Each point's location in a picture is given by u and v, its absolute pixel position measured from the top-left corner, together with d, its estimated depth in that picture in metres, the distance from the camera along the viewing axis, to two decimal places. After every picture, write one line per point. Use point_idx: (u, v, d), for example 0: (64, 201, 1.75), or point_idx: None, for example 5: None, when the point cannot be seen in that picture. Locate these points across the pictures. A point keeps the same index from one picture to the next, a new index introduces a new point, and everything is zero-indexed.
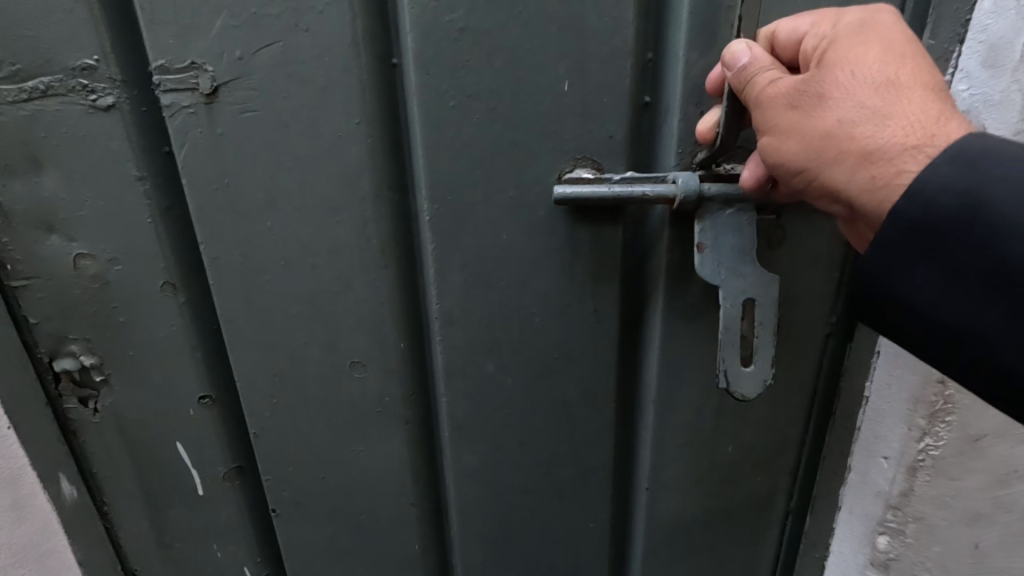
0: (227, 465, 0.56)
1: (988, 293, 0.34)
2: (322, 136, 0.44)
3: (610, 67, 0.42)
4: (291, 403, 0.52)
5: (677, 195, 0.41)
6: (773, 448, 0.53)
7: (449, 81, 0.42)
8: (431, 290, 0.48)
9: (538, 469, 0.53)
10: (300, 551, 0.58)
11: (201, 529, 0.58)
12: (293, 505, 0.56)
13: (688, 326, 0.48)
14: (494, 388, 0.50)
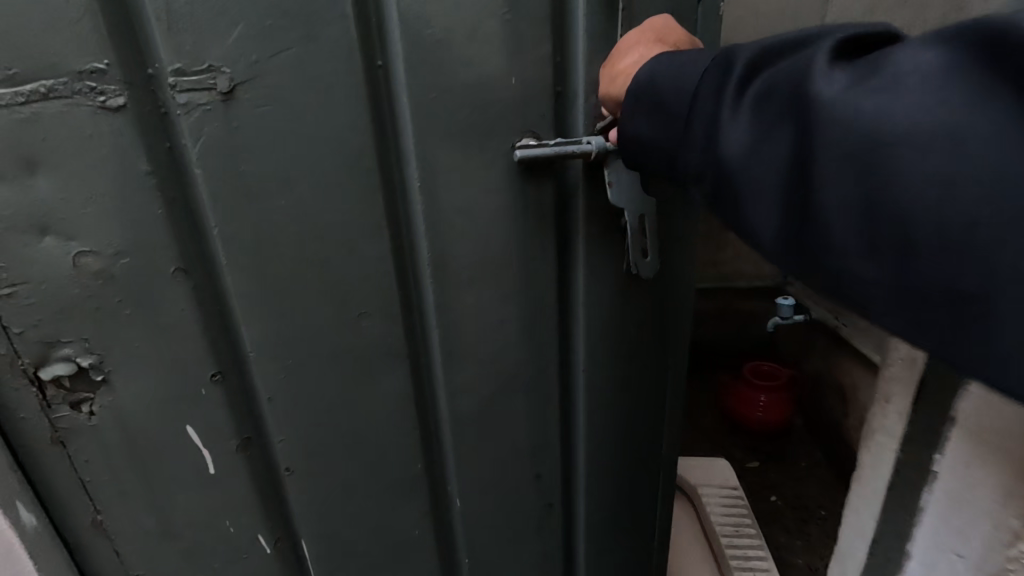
0: (238, 437, 0.59)
1: (661, 121, 0.49)
2: (330, 125, 0.50)
3: (540, 67, 0.56)
4: (305, 360, 0.58)
5: (594, 151, 0.57)
6: (653, 326, 0.75)
7: (431, 78, 0.52)
8: (419, 241, 0.58)
9: (507, 372, 0.68)
10: (314, 501, 0.65)
11: (213, 505, 0.61)
12: (306, 458, 0.62)
13: (606, 248, 0.66)
14: (469, 313, 0.63)
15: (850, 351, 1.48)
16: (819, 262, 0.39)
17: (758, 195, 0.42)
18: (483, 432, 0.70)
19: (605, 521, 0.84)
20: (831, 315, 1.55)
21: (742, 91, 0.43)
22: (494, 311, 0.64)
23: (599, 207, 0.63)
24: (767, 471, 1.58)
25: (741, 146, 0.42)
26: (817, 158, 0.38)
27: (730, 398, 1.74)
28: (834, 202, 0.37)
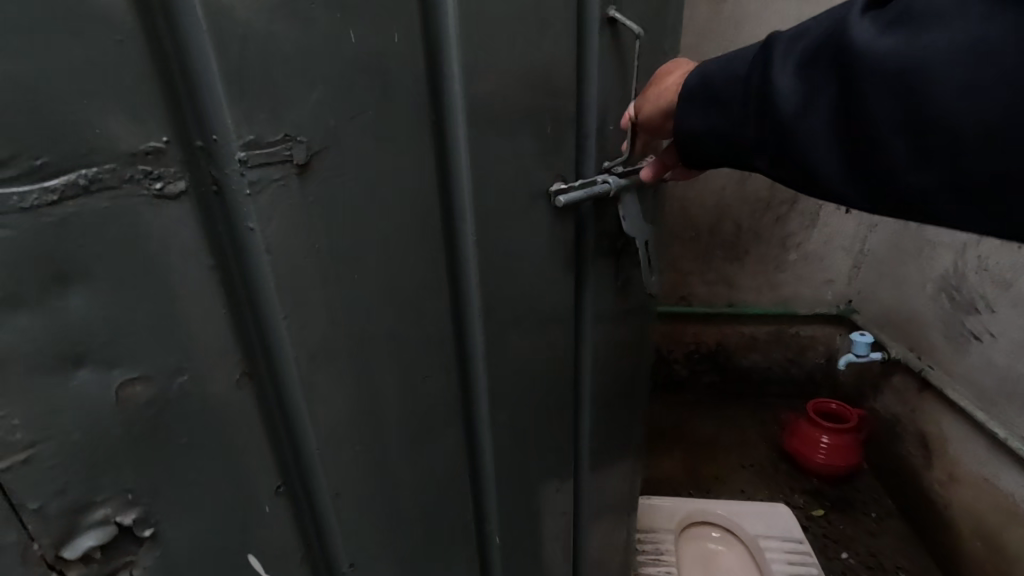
0: (302, 548, 0.47)
1: (703, 107, 0.52)
2: (398, 184, 0.45)
3: (561, 104, 0.56)
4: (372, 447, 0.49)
5: (615, 187, 0.63)
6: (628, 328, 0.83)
7: (486, 124, 0.49)
8: (471, 299, 0.53)
9: (535, 401, 0.67)
10: None
11: None
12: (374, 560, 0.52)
13: (607, 272, 0.73)
14: (505, 358, 0.60)
15: (931, 394, 1.34)
16: (893, 188, 0.44)
17: (826, 147, 0.45)
18: (521, 478, 0.68)
19: (596, 531, 0.90)
20: (912, 353, 1.39)
21: (769, 59, 0.47)
22: (525, 351, 0.63)
23: (606, 237, 0.69)
24: (833, 520, 1.44)
25: (794, 106, 0.46)
26: (867, 98, 0.42)
27: (791, 436, 1.61)
28: (891, 137, 0.42)
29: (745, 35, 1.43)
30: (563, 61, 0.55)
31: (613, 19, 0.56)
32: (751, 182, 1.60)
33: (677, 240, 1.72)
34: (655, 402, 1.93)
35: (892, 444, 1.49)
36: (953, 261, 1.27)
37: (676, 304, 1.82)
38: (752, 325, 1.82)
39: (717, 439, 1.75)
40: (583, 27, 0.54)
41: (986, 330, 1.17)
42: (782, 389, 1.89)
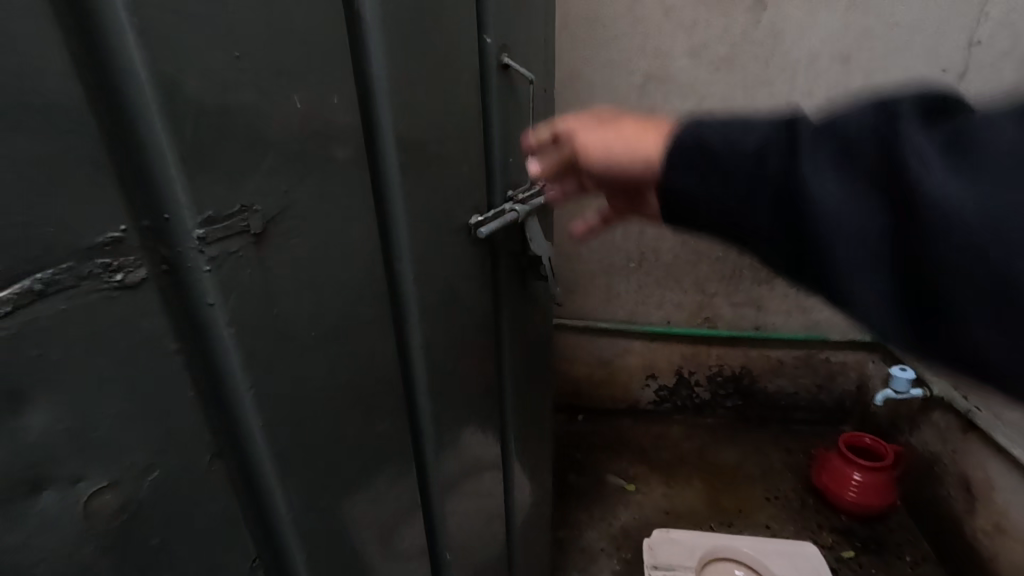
0: None
1: (712, 164, 0.45)
2: (346, 236, 0.48)
3: (466, 137, 0.62)
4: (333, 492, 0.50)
5: (522, 215, 0.71)
6: (537, 322, 0.91)
7: (416, 168, 0.54)
8: (414, 324, 0.58)
9: (472, 406, 0.73)
10: None
11: None
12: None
13: (516, 285, 0.79)
14: (446, 375, 0.65)
15: (977, 437, 1.25)
16: (943, 310, 0.36)
17: (854, 243, 0.38)
18: (464, 478, 0.74)
19: (523, 507, 1.00)
20: (957, 392, 1.32)
21: (814, 132, 0.41)
22: (460, 365, 0.69)
23: (512, 257, 0.76)
24: (864, 564, 1.36)
25: (828, 189, 0.39)
26: (925, 192, 0.35)
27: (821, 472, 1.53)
28: (951, 241, 0.34)
29: (784, 47, 1.35)
30: (468, 103, 0.61)
31: (505, 65, 0.66)
32: None
33: (702, 259, 1.64)
34: (674, 425, 1.87)
35: (932, 485, 1.39)
36: None
37: (698, 325, 1.74)
38: (779, 350, 1.72)
39: (740, 468, 1.68)
40: (483, 72, 0.64)
41: None
42: (810, 416, 1.80)
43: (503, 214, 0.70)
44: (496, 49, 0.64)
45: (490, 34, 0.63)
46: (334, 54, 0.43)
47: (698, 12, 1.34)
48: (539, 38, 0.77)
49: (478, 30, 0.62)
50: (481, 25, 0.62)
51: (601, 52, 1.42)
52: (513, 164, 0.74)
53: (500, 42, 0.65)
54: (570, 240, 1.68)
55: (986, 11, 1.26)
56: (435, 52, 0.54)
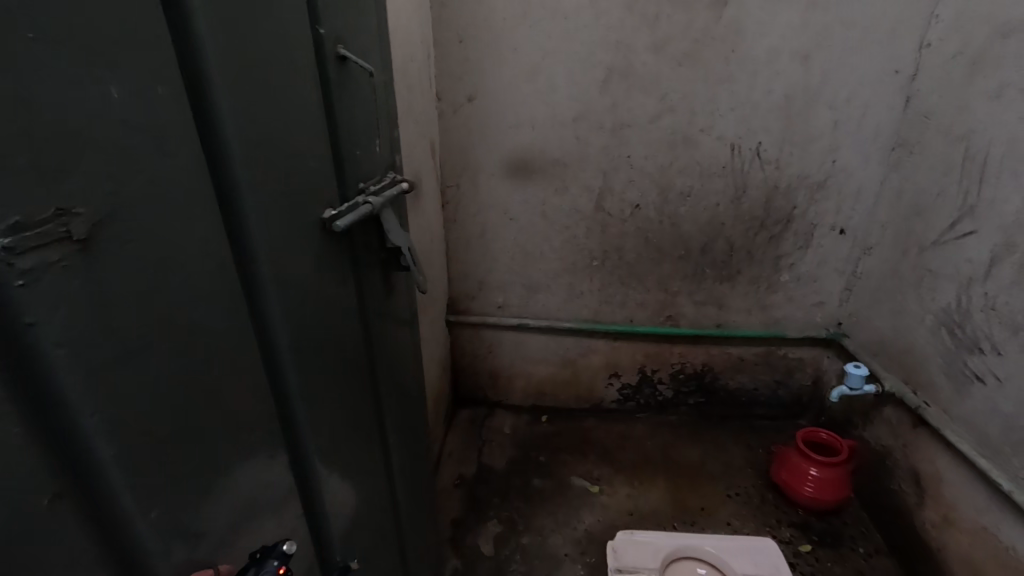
0: None
1: None
2: (195, 241, 0.42)
3: (317, 127, 0.57)
4: (200, 521, 0.45)
5: (377, 205, 0.67)
6: (406, 317, 0.87)
7: (263, 160, 0.49)
8: (276, 332, 0.54)
9: (347, 410, 0.69)
10: None
11: None
12: None
13: (378, 285, 0.75)
14: (316, 385, 0.62)
15: (927, 432, 1.29)
16: None
17: None
18: (346, 482, 0.70)
19: (412, 501, 0.97)
20: (907, 388, 1.34)
21: None
22: (329, 367, 0.64)
23: (370, 256, 0.72)
24: (820, 557, 1.38)
25: None
26: None
27: (780, 467, 1.55)
28: None
29: (745, 44, 1.34)
30: (315, 85, 0.55)
31: (342, 57, 0.59)
32: (748, 199, 1.52)
33: (665, 258, 1.63)
34: (638, 423, 1.87)
35: (883, 477, 1.43)
36: (956, 296, 1.21)
37: (661, 324, 1.73)
38: (739, 347, 1.74)
39: (703, 465, 1.69)
40: (321, 65, 0.56)
41: (991, 372, 1.11)
42: (770, 412, 1.85)
43: (356, 207, 0.65)
44: (331, 41, 0.57)
45: (324, 24, 0.55)
46: (157, 28, 0.37)
47: (660, 5, 1.31)
48: (382, 24, 0.70)
49: (311, 20, 0.54)
50: (314, 15, 0.54)
51: (563, 43, 1.37)
52: (362, 158, 0.67)
53: (336, 33, 0.58)
54: (534, 238, 1.64)
55: (936, 13, 1.26)
56: (270, 28, 0.48)
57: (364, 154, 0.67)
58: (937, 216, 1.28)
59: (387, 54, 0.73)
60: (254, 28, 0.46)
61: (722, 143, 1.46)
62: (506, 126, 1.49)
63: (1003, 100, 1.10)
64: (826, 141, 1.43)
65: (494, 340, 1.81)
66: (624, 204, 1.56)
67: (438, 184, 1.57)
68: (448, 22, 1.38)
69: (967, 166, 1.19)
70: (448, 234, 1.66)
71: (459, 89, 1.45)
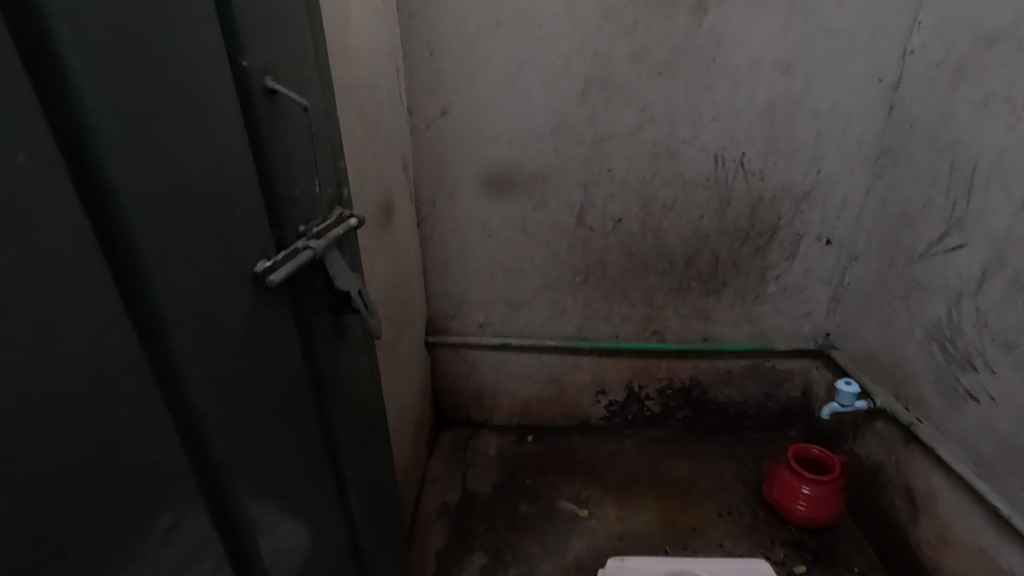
0: None
1: None
2: (80, 320, 0.37)
3: (245, 171, 0.51)
4: None
5: (320, 249, 0.62)
6: (365, 360, 0.82)
7: (172, 215, 0.43)
8: (198, 403, 0.48)
9: (291, 470, 0.63)
10: None
11: None
12: None
13: (328, 331, 0.70)
14: (251, 451, 0.56)
15: (920, 449, 1.26)
16: None
17: None
18: (291, 547, 0.64)
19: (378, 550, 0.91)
20: (899, 403, 1.31)
21: None
22: (268, 429, 0.58)
23: (316, 301, 0.66)
24: None
25: None
26: None
27: (773, 485, 1.51)
28: None
29: (726, 53, 1.30)
30: (239, 125, 0.50)
31: (271, 90, 0.56)
32: (732, 211, 1.48)
33: (649, 272, 1.58)
34: (627, 439, 1.82)
35: (875, 493, 1.40)
36: (946, 310, 1.18)
37: (647, 339, 1.68)
38: (727, 360, 1.71)
39: (694, 483, 1.65)
40: (245, 98, 0.53)
41: (985, 391, 1.08)
42: (759, 424, 1.81)
43: (295, 253, 0.60)
44: (258, 73, 0.54)
45: (247, 56, 0.52)
46: (19, 87, 0.32)
47: (638, 14, 1.27)
48: (319, 54, 0.66)
49: (229, 52, 0.51)
50: (234, 47, 0.51)
51: (539, 54, 1.32)
52: (301, 198, 0.62)
53: (262, 64, 0.54)
54: (513, 254, 1.58)
55: (918, 19, 1.23)
56: (175, 68, 0.43)
57: (306, 192, 0.63)
58: (924, 228, 1.25)
59: (327, 84, 0.69)
60: (153, 70, 0.41)
61: (705, 154, 1.41)
62: (482, 140, 1.43)
63: (989, 110, 1.07)
64: (810, 150, 1.40)
65: (477, 359, 1.75)
66: (605, 218, 1.51)
67: (414, 201, 1.50)
68: (417, 34, 1.31)
69: (954, 177, 1.16)
70: (426, 253, 1.60)
71: (432, 103, 1.39)
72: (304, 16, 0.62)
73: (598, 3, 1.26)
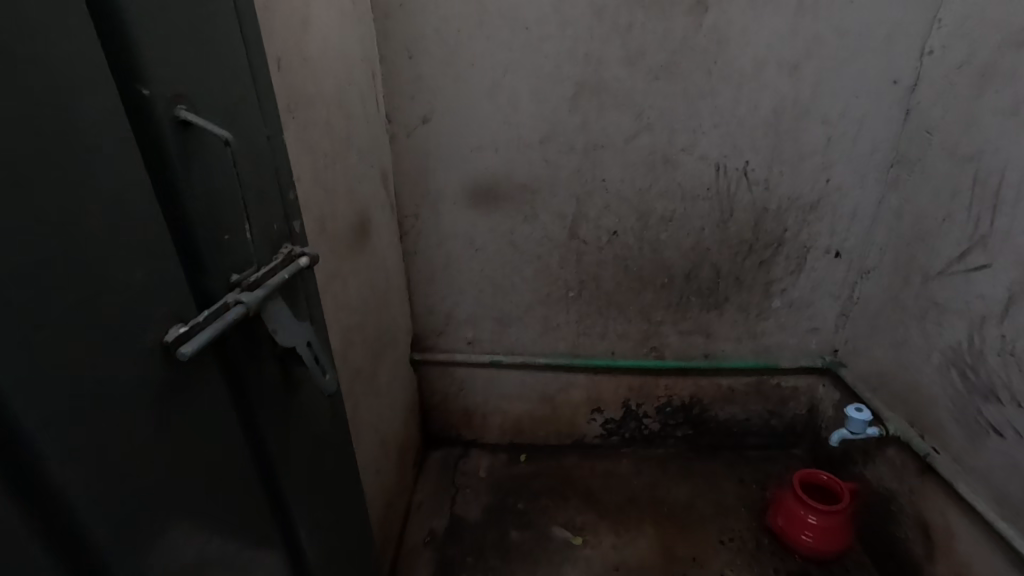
0: None
1: None
2: None
3: (144, 220, 0.43)
4: None
5: (254, 304, 0.53)
6: (327, 413, 0.73)
7: (25, 286, 0.35)
8: (78, 507, 0.39)
9: (222, 555, 0.55)
10: None
11: None
12: None
13: (274, 390, 0.61)
14: (160, 547, 0.47)
15: (936, 482, 1.17)
16: None
17: None
18: None
19: None
20: (913, 431, 1.23)
21: None
22: (187, 516, 0.50)
23: (256, 358, 0.57)
24: None
25: None
26: None
27: (777, 513, 1.44)
28: None
29: (729, 55, 1.20)
30: (133, 168, 0.42)
31: (184, 120, 0.46)
32: (735, 222, 1.39)
33: (646, 286, 1.49)
34: (624, 459, 1.74)
35: (887, 526, 1.31)
36: (967, 334, 1.09)
37: (644, 356, 1.59)
38: (729, 378, 1.62)
39: (693, 506, 1.57)
40: (145, 134, 0.44)
41: (1011, 426, 1.00)
42: (762, 442, 1.73)
43: (222, 312, 0.51)
44: (165, 101, 0.45)
45: (147, 84, 0.43)
46: None
47: (633, 13, 1.17)
48: (251, 71, 0.57)
49: (123, 81, 0.43)
50: (128, 74, 0.42)
51: (526, 57, 1.22)
52: (234, 244, 0.53)
53: (171, 91, 0.45)
54: (502, 269, 1.49)
55: (938, 17, 1.14)
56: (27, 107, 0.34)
57: (241, 233, 0.54)
58: (943, 244, 1.15)
59: (271, 106, 0.60)
60: None
61: (706, 163, 1.32)
62: (467, 149, 1.33)
63: (1018, 119, 0.98)
64: (819, 159, 1.30)
65: (466, 377, 1.67)
66: (600, 231, 1.42)
67: (395, 215, 1.41)
68: (394, 36, 1.21)
69: (977, 191, 1.07)
70: (409, 268, 1.51)
71: (412, 110, 1.29)
72: (228, 28, 0.52)
73: (590, 2, 1.16)
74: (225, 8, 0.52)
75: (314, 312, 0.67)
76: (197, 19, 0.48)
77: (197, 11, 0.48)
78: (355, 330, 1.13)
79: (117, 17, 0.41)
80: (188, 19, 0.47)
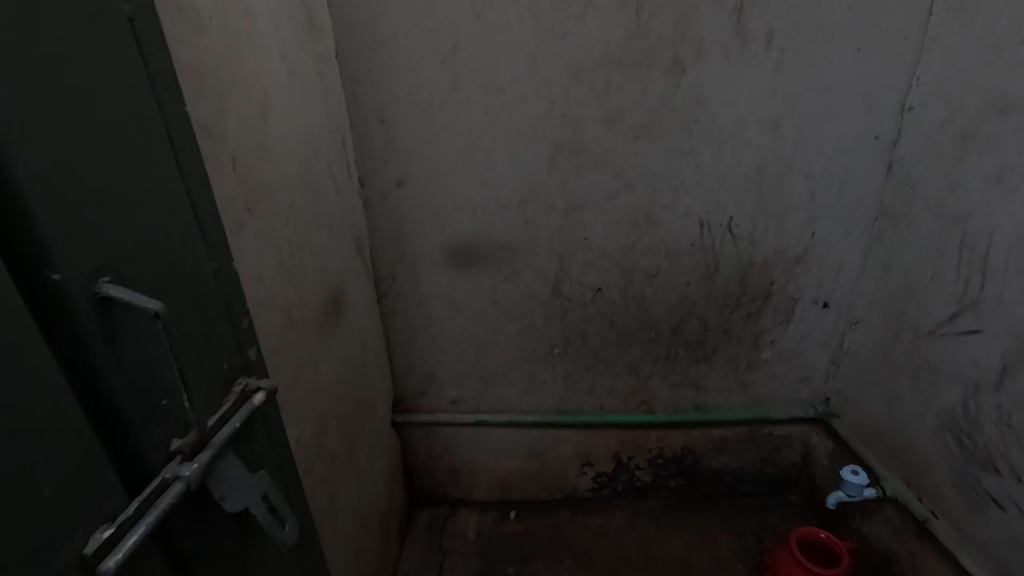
0: None
1: None
2: None
3: (60, 423, 0.38)
4: None
5: (196, 477, 0.47)
6: (295, 551, 0.66)
7: None
8: None
9: None
10: None
11: None
12: None
13: (229, 551, 0.55)
14: None
15: (936, 547, 1.15)
16: None
17: None
18: None
19: None
20: (911, 492, 1.21)
21: None
22: None
23: (204, 527, 0.51)
24: None
25: None
26: None
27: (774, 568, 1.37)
28: None
29: (708, 114, 1.17)
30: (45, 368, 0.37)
31: (106, 295, 0.41)
32: (720, 277, 1.36)
33: (633, 341, 1.45)
34: (616, 513, 1.68)
35: None
36: (960, 400, 1.08)
37: (634, 410, 1.55)
38: (721, 428, 1.58)
39: (689, 564, 1.52)
40: (57, 319, 0.39)
41: (1011, 499, 0.99)
42: (756, 489, 1.69)
43: (158, 494, 0.45)
44: (83, 280, 0.39)
45: (60, 267, 0.38)
46: None
47: (609, 74, 1.14)
48: (196, 204, 0.51)
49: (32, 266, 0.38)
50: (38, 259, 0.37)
51: (502, 119, 1.18)
52: (172, 409, 0.47)
53: (90, 267, 0.40)
54: (485, 328, 1.44)
55: (917, 74, 1.13)
56: None
57: (181, 393, 0.48)
58: (932, 305, 1.14)
59: (220, 235, 0.54)
60: None
61: (689, 220, 1.29)
62: (444, 212, 1.29)
63: (1004, 186, 0.97)
64: (803, 213, 1.28)
65: (451, 436, 1.60)
66: (584, 287, 1.37)
67: (371, 278, 1.35)
68: (363, 101, 1.16)
69: (966, 255, 1.05)
70: (388, 330, 1.45)
71: (385, 173, 1.25)
72: (168, 171, 0.47)
73: (566, 64, 1.13)
74: (164, 150, 0.46)
75: (275, 447, 0.62)
76: (123, 176, 0.43)
77: (125, 166, 0.43)
78: (329, 415, 1.08)
79: (15, 204, 0.35)
80: (113, 179, 0.42)
